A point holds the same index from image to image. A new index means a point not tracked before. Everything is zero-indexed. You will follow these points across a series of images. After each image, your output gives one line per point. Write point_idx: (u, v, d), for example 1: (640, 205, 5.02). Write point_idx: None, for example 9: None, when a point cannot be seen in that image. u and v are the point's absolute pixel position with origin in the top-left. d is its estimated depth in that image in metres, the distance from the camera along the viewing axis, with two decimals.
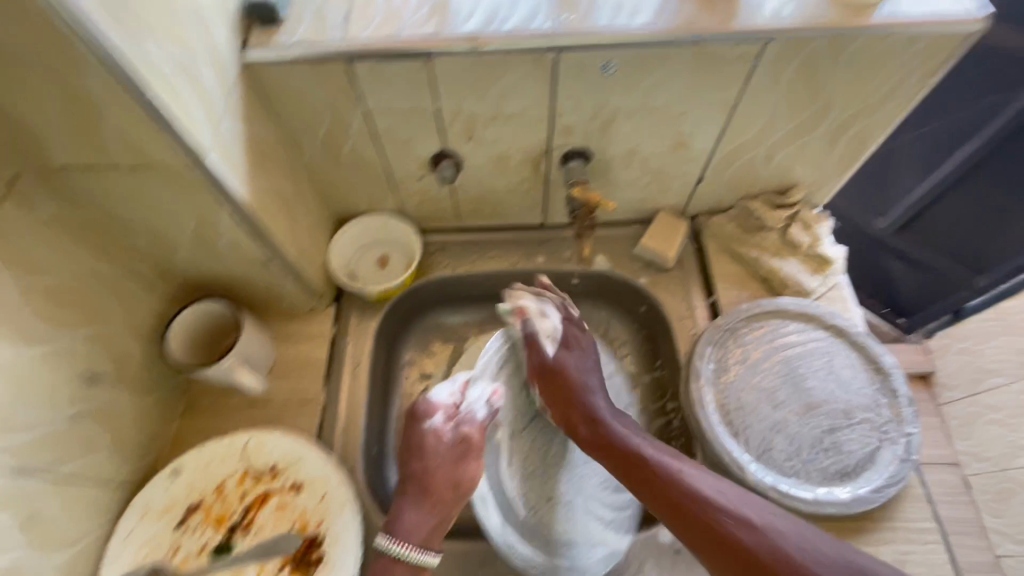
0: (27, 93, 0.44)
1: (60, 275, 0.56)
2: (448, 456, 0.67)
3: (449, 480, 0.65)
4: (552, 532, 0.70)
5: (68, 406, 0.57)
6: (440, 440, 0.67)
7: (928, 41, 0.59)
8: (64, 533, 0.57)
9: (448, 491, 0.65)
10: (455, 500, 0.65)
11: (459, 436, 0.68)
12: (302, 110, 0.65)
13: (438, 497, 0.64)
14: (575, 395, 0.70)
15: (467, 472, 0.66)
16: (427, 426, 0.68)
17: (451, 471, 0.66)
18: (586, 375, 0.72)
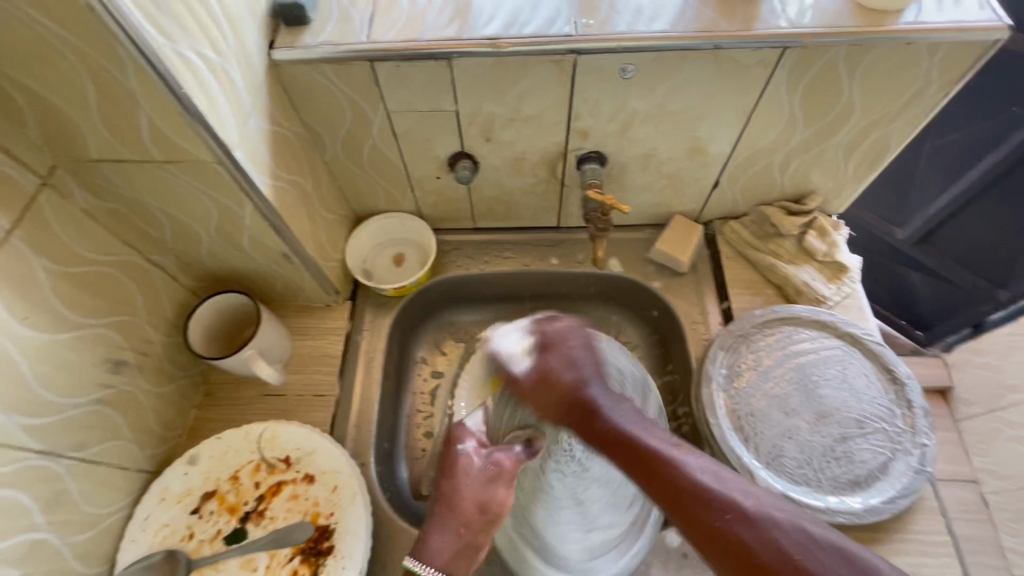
0: (66, 90, 0.46)
1: (88, 264, 0.57)
2: (478, 478, 0.57)
3: (476, 501, 0.56)
4: (571, 554, 0.64)
5: (93, 391, 0.59)
6: (472, 464, 0.58)
7: (950, 50, 0.59)
8: (85, 515, 0.59)
9: (475, 515, 0.56)
10: (483, 526, 0.56)
11: (493, 461, 0.58)
12: (325, 109, 0.67)
13: (463, 519, 0.56)
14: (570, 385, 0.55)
15: (497, 498, 0.57)
16: (461, 450, 0.59)
17: (485, 493, 0.57)
18: (579, 361, 0.57)
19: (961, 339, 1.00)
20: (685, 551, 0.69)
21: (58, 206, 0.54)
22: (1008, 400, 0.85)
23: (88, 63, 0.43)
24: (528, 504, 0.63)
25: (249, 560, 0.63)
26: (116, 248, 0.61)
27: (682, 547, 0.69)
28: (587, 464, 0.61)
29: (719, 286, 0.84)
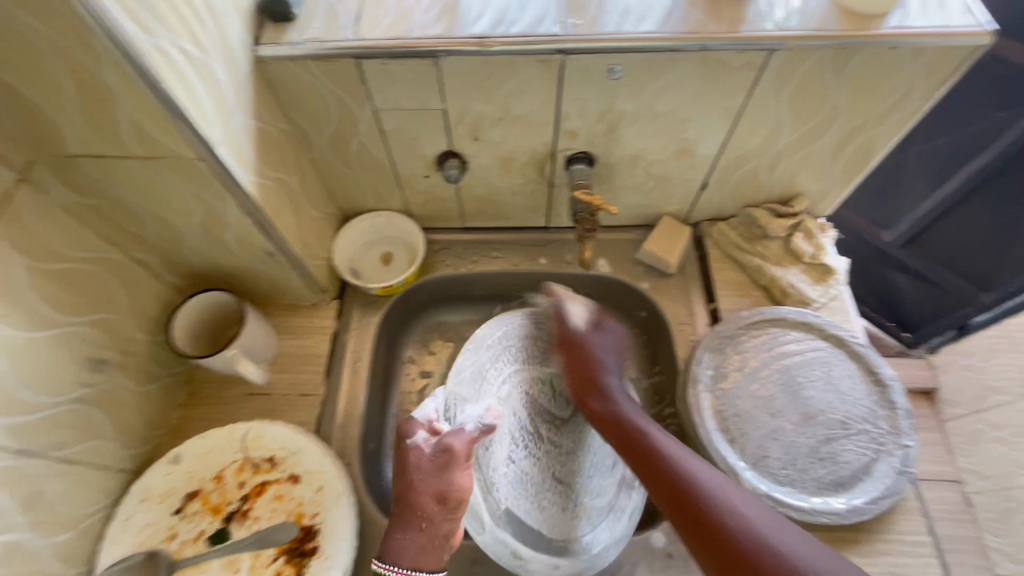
0: (44, 85, 0.45)
1: (68, 261, 0.57)
2: (430, 469, 0.61)
3: (435, 492, 0.60)
4: (540, 526, 0.69)
5: (73, 390, 0.58)
6: (422, 455, 0.61)
7: (934, 54, 0.59)
8: (64, 515, 0.58)
9: (435, 506, 0.59)
10: (443, 513, 0.59)
11: (443, 446, 0.62)
12: (312, 106, 0.66)
13: (424, 514, 0.59)
14: (597, 378, 0.67)
15: (455, 484, 0.60)
16: (410, 443, 0.63)
17: (440, 484, 0.60)
18: (606, 361, 0.69)
19: (946, 341, 1.01)
20: (671, 551, 0.69)
21: (36, 202, 0.53)
22: (993, 401, 0.86)
23: (65, 57, 0.42)
24: (497, 488, 0.70)
25: (231, 561, 0.63)
26: (98, 244, 0.60)
27: (667, 547, 0.69)
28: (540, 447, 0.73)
29: (707, 288, 0.85)
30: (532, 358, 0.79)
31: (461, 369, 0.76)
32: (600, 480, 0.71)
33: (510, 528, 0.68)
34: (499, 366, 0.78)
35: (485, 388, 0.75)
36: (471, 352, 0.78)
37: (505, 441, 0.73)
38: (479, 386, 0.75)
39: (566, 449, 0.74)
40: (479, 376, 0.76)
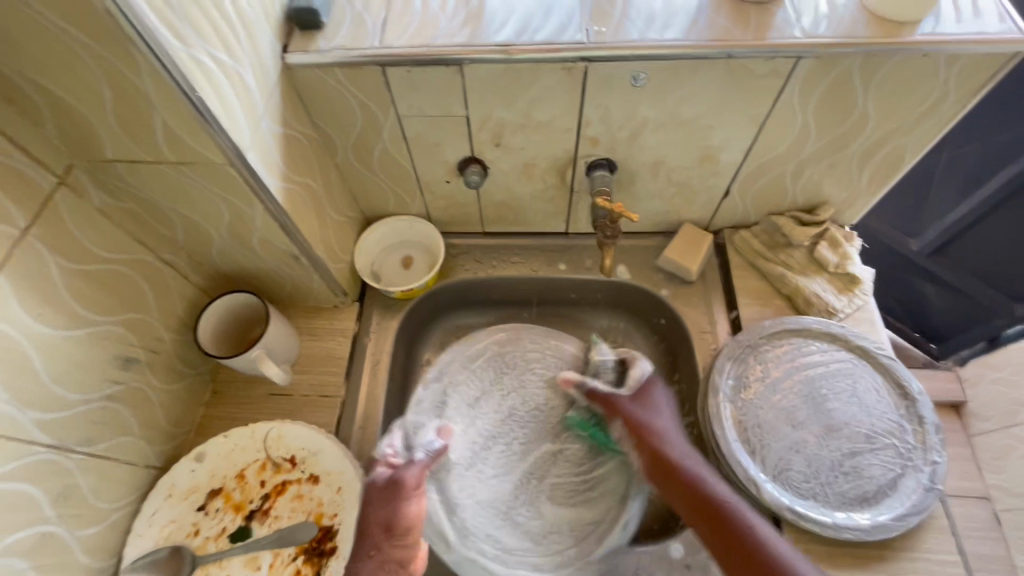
0: (82, 91, 0.46)
1: (102, 262, 0.58)
2: (380, 500, 0.65)
3: (382, 518, 0.64)
4: (523, 546, 0.70)
5: (104, 386, 0.60)
6: (374, 488, 0.66)
7: (969, 62, 0.58)
8: (94, 509, 0.60)
9: (381, 534, 0.63)
10: (390, 542, 0.63)
11: (391, 478, 0.66)
12: (337, 112, 0.67)
13: (373, 542, 0.63)
14: (654, 443, 0.67)
15: (401, 514, 0.64)
16: (365, 477, 0.67)
17: (385, 508, 0.64)
18: (666, 425, 0.69)
19: (975, 352, 0.98)
20: (688, 563, 0.68)
21: (74, 205, 0.55)
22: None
23: (104, 65, 0.44)
24: (460, 508, 0.72)
25: (252, 559, 0.64)
26: (130, 246, 0.62)
27: (685, 559, 0.68)
28: (506, 464, 0.75)
29: (728, 295, 0.84)
30: (495, 378, 0.81)
31: (421, 399, 0.79)
32: (591, 496, 0.73)
33: (484, 548, 0.70)
34: (461, 390, 0.80)
35: (448, 414, 0.78)
36: (433, 382, 0.81)
37: (468, 464, 0.74)
38: (444, 409, 0.79)
39: (548, 463, 0.75)
40: (442, 400, 0.79)
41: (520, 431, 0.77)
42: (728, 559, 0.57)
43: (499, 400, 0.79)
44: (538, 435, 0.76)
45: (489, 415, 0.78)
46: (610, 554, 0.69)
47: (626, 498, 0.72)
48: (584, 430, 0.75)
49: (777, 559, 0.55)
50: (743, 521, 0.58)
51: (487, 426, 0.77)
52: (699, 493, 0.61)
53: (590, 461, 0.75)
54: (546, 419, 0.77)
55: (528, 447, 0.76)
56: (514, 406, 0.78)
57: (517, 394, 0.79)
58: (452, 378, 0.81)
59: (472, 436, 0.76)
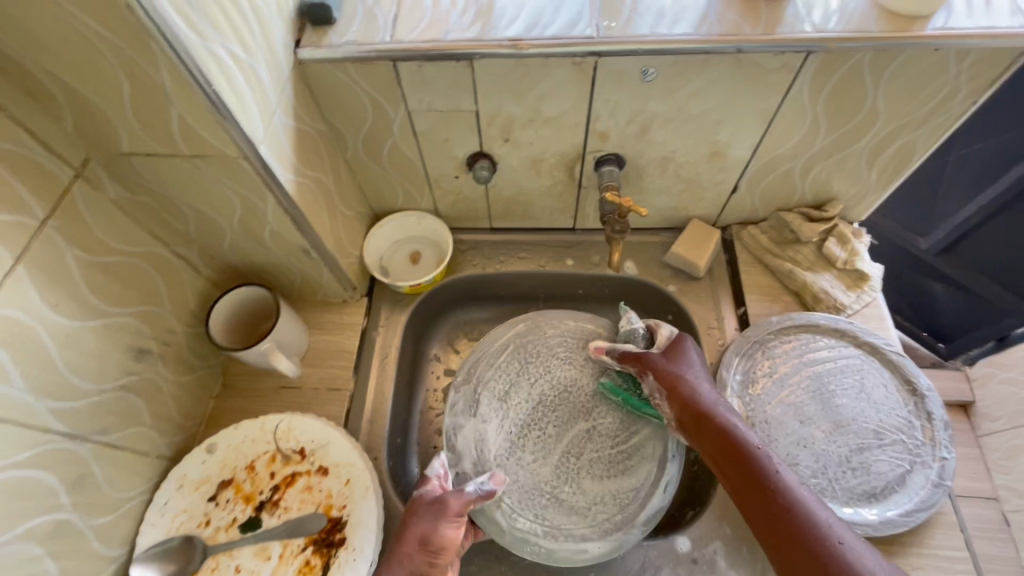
0: (99, 84, 0.47)
1: (117, 254, 0.59)
2: (425, 514, 0.61)
3: (420, 535, 0.59)
4: (571, 523, 0.68)
5: (118, 377, 0.61)
6: (421, 498, 0.63)
7: (980, 57, 0.58)
8: (108, 497, 0.61)
9: (416, 548, 0.59)
10: (420, 558, 0.58)
11: (438, 495, 0.63)
12: (347, 107, 0.68)
13: (404, 552, 0.58)
14: (680, 388, 0.64)
15: (440, 535, 0.59)
16: (418, 490, 0.65)
17: (426, 525, 0.60)
18: (697, 375, 0.66)
19: (986, 352, 0.98)
20: (696, 556, 0.68)
21: (89, 197, 0.56)
22: None
23: (120, 57, 0.44)
24: (506, 494, 0.70)
25: (262, 549, 0.64)
26: (143, 239, 0.63)
27: (692, 553, 0.68)
28: (539, 445, 0.73)
29: (735, 291, 0.84)
30: (522, 369, 0.78)
31: (454, 401, 0.76)
32: (632, 465, 0.71)
33: (530, 530, 0.68)
34: (490, 386, 0.76)
35: (481, 412, 0.74)
36: (462, 383, 0.77)
37: (507, 458, 0.72)
38: (476, 408, 0.75)
39: (583, 437, 0.73)
40: (474, 399, 0.75)
41: (551, 413, 0.75)
42: (752, 514, 0.54)
43: (528, 389, 0.76)
44: (569, 410, 0.75)
45: (519, 405, 0.75)
46: (654, 517, 0.68)
47: (664, 461, 0.71)
48: (615, 395, 0.74)
49: (806, 517, 0.51)
50: (774, 476, 0.54)
51: (515, 415, 0.75)
52: (729, 444, 0.58)
53: (625, 431, 0.73)
54: (575, 394, 0.76)
55: (560, 425, 0.74)
56: (543, 392, 0.76)
57: (541, 377, 0.77)
58: (475, 371, 0.78)
59: (504, 426, 0.74)
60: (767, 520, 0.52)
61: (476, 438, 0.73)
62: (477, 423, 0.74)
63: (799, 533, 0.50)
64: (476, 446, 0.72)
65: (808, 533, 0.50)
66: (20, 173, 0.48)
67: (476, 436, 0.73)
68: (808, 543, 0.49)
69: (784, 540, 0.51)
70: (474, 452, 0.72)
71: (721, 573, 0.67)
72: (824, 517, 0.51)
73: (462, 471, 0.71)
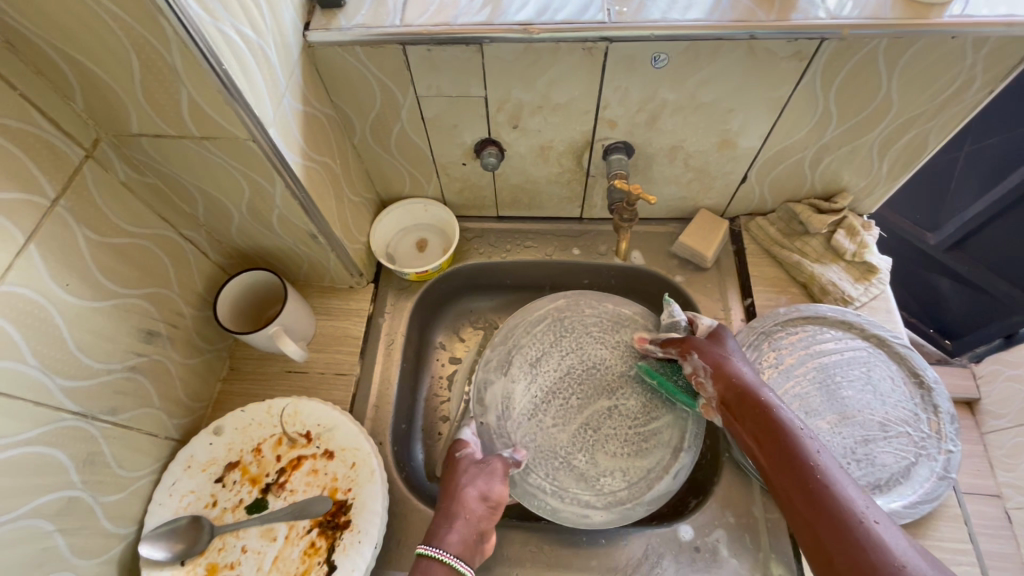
0: (109, 63, 0.47)
1: (126, 235, 0.60)
2: (477, 474, 0.67)
3: (478, 493, 0.65)
4: (577, 489, 0.72)
5: (127, 358, 0.61)
6: (469, 460, 0.69)
7: (998, 45, 0.57)
8: (117, 476, 0.61)
9: (478, 505, 0.65)
10: (485, 514, 0.64)
11: (486, 459, 0.70)
12: (356, 90, 0.67)
13: (466, 508, 0.64)
14: (724, 368, 0.65)
15: (495, 492, 0.66)
16: (460, 452, 0.71)
17: (483, 484, 0.66)
18: (738, 359, 0.66)
19: (991, 350, 0.94)
20: (698, 545, 0.68)
21: (99, 177, 0.56)
22: None
23: (131, 35, 0.44)
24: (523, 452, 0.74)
25: (268, 530, 0.65)
26: (152, 221, 0.63)
27: (695, 542, 0.69)
28: (558, 412, 0.77)
29: (742, 283, 0.84)
30: (555, 342, 0.81)
31: (490, 358, 0.81)
32: (645, 447, 0.74)
33: (539, 486, 0.72)
34: (524, 351, 0.81)
35: (511, 372, 0.79)
36: (500, 344, 0.81)
37: (529, 418, 0.76)
38: (508, 367, 0.80)
39: (603, 413, 0.76)
40: (507, 359, 0.80)
41: (577, 385, 0.78)
42: (784, 488, 0.53)
43: (558, 359, 0.80)
44: (596, 387, 0.78)
45: (549, 372, 0.79)
46: (659, 498, 0.71)
47: (679, 449, 0.74)
48: (651, 378, 0.76)
49: (839, 496, 0.50)
50: (812, 457, 0.53)
51: (543, 381, 0.79)
52: (769, 422, 0.58)
53: (645, 413, 0.76)
54: (603, 372, 0.79)
55: (584, 399, 0.77)
56: (572, 364, 0.79)
57: (573, 353, 0.80)
58: (507, 338, 0.82)
59: (530, 391, 0.78)
60: (798, 494, 0.51)
61: (503, 394, 0.78)
62: (507, 381, 0.79)
63: (832, 507, 0.49)
64: (502, 403, 0.77)
65: (838, 508, 0.48)
66: (31, 152, 0.49)
67: (504, 392, 0.78)
68: (838, 517, 0.48)
69: (813, 512, 0.50)
70: (500, 406, 0.77)
71: (723, 562, 0.67)
72: (858, 500, 0.49)
73: (486, 423, 0.77)
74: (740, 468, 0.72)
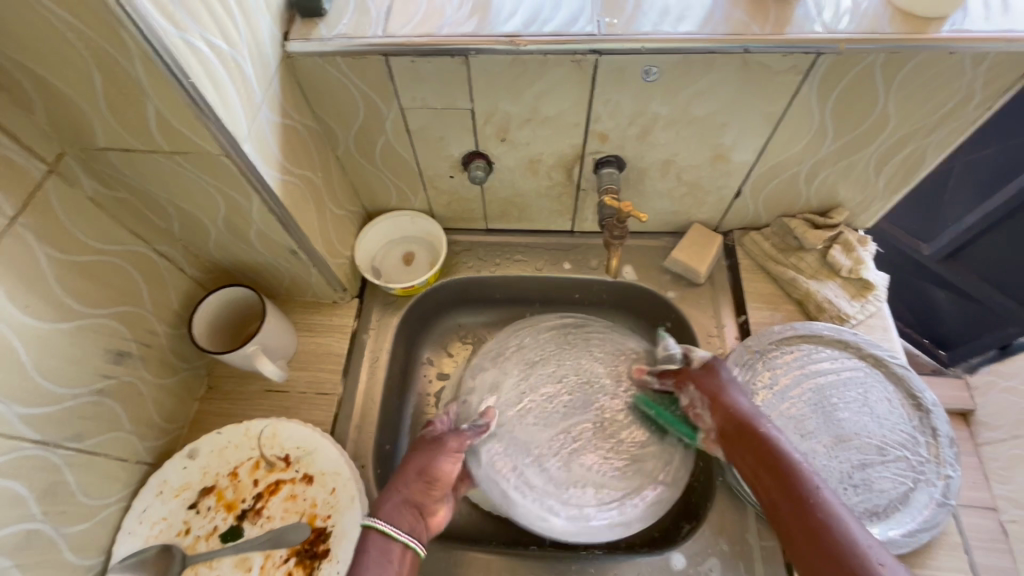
0: (71, 77, 0.44)
1: (94, 253, 0.57)
2: (423, 449, 0.66)
3: (419, 467, 0.64)
4: (543, 492, 0.70)
5: (94, 381, 0.58)
6: (424, 437, 0.69)
7: (998, 61, 0.55)
8: (83, 506, 0.58)
9: (415, 478, 0.63)
10: (421, 486, 0.62)
11: (435, 435, 0.68)
12: (340, 103, 0.65)
13: (403, 481, 0.62)
14: (722, 397, 0.64)
15: (438, 468, 0.64)
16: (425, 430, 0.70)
17: (425, 458, 0.64)
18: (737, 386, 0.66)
19: (985, 361, 0.95)
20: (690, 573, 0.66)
21: (64, 193, 0.53)
22: None
23: (92, 49, 0.42)
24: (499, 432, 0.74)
25: (243, 560, 0.62)
26: (123, 238, 0.61)
27: (687, 570, 0.66)
28: (543, 415, 0.74)
29: (736, 300, 0.82)
30: (557, 352, 0.80)
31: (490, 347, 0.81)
32: (625, 473, 0.72)
33: (505, 477, 0.71)
34: (524, 354, 0.80)
35: (505, 365, 0.79)
36: (498, 346, 0.81)
37: (512, 409, 0.75)
38: (502, 360, 0.79)
39: (591, 429, 0.74)
40: (503, 352, 0.80)
41: (570, 397, 0.76)
42: (787, 523, 0.52)
43: (556, 366, 0.78)
44: (586, 400, 0.75)
45: (544, 376, 0.77)
46: (630, 526, 0.70)
47: (655, 481, 0.72)
48: (648, 409, 0.73)
49: (843, 533, 0.49)
50: (812, 488, 0.53)
51: (537, 386, 0.77)
52: (768, 455, 0.57)
53: (633, 439, 0.73)
54: (597, 391, 0.76)
55: (574, 411, 0.75)
56: (569, 375, 0.77)
57: (574, 369, 0.78)
58: (502, 345, 0.81)
59: (520, 392, 0.76)
60: (801, 529, 0.51)
61: (493, 380, 0.78)
62: (499, 371, 0.78)
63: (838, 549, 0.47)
64: (489, 389, 0.77)
65: (843, 546, 0.48)
66: None
67: (495, 382, 0.77)
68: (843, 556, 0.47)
69: (817, 551, 0.49)
70: (487, 389, 0.77)
71: None
72: (863, 539, 0.48)
73: (468, 401, 0.76)
74: (734, 493, 0.70)
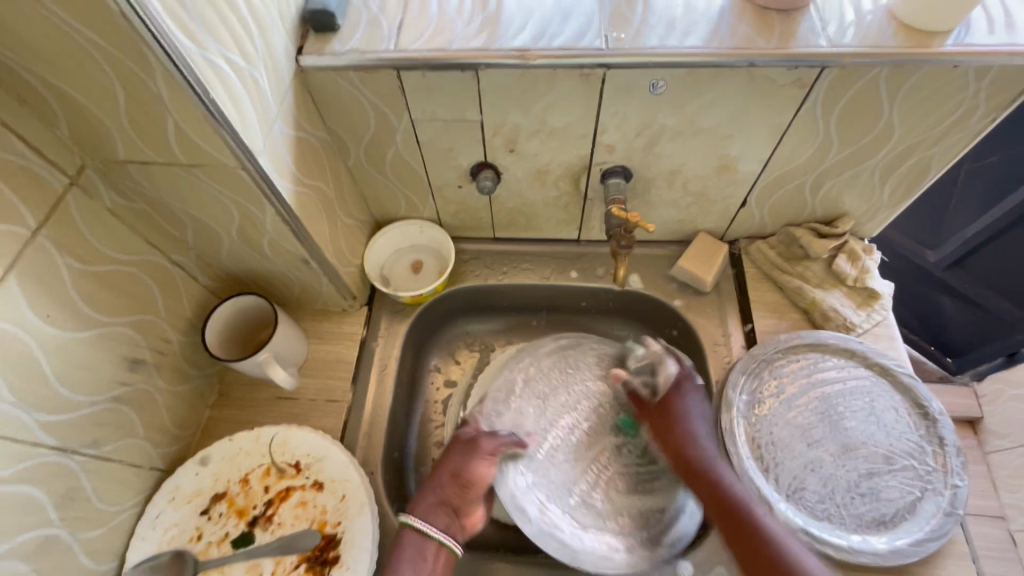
0: (95, 93, 0.46)
1: (112, 263, 0.58)
2: (460, 453, 0.70)
3: (452, 469, 0.69)
4: (580, 518, 0.70)
5: (110, 388, 0.59)
6: (459, 439, 0.72)
7: (1001, 74, 0.56)
8: (98, 511, 0.59)
9: (449, 481, 0.68)
10: (454, 486, 0.67)
11: (473, 437, 0.72)
12: (351, 115, 0.67)
13: (438, 483, 0.68)
14: (676, 435, 0.68)
15: (473, 470, 0.68)
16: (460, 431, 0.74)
17: (459, 460, 0.69)
18: (692, 420, 0.69)
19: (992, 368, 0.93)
20: None
21: (84, 205, 0.55)
22: None
23: (115, 65, 0.43)
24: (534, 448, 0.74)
25: (254, 566, 0.63)
26: (139, 248, 0.62)
27: None
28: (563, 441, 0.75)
29: (743, 308, 0.82)
30: (565, 379, 0.79)
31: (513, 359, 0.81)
32: (655, 491, 0.71)
33: (537, 503, 0.70)
34: (537, 376, 0.79)
35: (520, 387, 0.78)
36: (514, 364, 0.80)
37: (537, 434, 0.75)
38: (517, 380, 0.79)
39: (610, 454, 0.74)
40: (524, 368, 0.80)
41: (585, 424, 0.76)
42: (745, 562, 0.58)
43: (566, 394, 0.78)
44: (602, 428, 0.76)
45: (559, 406, 0.77)
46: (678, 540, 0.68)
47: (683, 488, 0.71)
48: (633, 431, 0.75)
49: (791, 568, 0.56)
50: (762, 525, 0.59)
51: (551, 413, 0.77)
52: (721, 495, 0.62)
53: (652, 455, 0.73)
54: (607, 414, 0.76)
55: (591, 437, 0.75)
56: (580, 402, 0.77)
57: (580, 393, 0.78)
58: (520, 355, 0.81)
59: (540, 417, 0.76)
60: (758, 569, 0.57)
61: (515, 392, 0.78)
62: (521, 388, 0.78)
63: None
64: (512, 408, 0.76)
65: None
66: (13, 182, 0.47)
67: (515, 402, 0.77)
68: None
69: None
70: (513, 404, 0.77)
71: None
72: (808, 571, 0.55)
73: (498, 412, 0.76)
74: None
